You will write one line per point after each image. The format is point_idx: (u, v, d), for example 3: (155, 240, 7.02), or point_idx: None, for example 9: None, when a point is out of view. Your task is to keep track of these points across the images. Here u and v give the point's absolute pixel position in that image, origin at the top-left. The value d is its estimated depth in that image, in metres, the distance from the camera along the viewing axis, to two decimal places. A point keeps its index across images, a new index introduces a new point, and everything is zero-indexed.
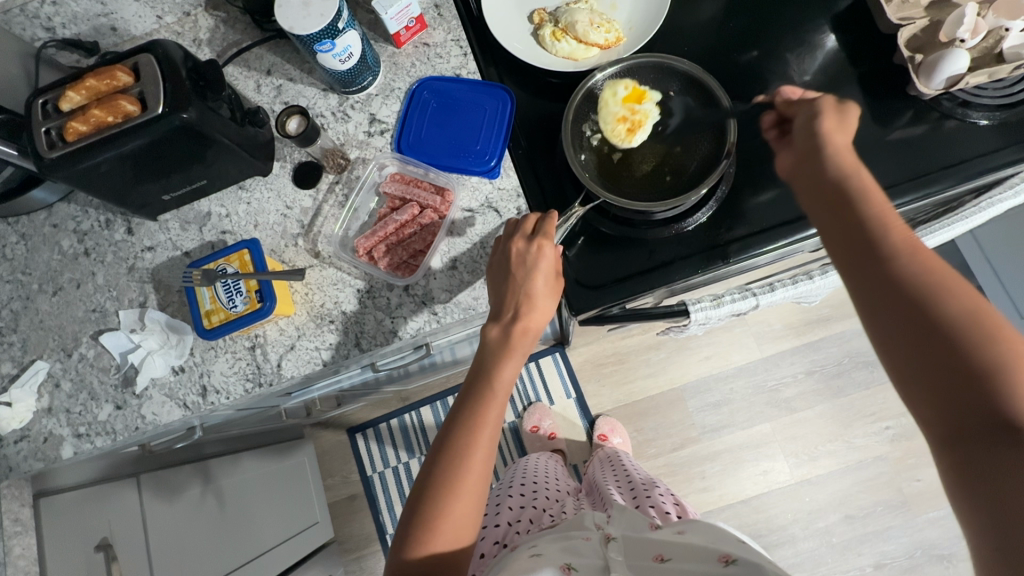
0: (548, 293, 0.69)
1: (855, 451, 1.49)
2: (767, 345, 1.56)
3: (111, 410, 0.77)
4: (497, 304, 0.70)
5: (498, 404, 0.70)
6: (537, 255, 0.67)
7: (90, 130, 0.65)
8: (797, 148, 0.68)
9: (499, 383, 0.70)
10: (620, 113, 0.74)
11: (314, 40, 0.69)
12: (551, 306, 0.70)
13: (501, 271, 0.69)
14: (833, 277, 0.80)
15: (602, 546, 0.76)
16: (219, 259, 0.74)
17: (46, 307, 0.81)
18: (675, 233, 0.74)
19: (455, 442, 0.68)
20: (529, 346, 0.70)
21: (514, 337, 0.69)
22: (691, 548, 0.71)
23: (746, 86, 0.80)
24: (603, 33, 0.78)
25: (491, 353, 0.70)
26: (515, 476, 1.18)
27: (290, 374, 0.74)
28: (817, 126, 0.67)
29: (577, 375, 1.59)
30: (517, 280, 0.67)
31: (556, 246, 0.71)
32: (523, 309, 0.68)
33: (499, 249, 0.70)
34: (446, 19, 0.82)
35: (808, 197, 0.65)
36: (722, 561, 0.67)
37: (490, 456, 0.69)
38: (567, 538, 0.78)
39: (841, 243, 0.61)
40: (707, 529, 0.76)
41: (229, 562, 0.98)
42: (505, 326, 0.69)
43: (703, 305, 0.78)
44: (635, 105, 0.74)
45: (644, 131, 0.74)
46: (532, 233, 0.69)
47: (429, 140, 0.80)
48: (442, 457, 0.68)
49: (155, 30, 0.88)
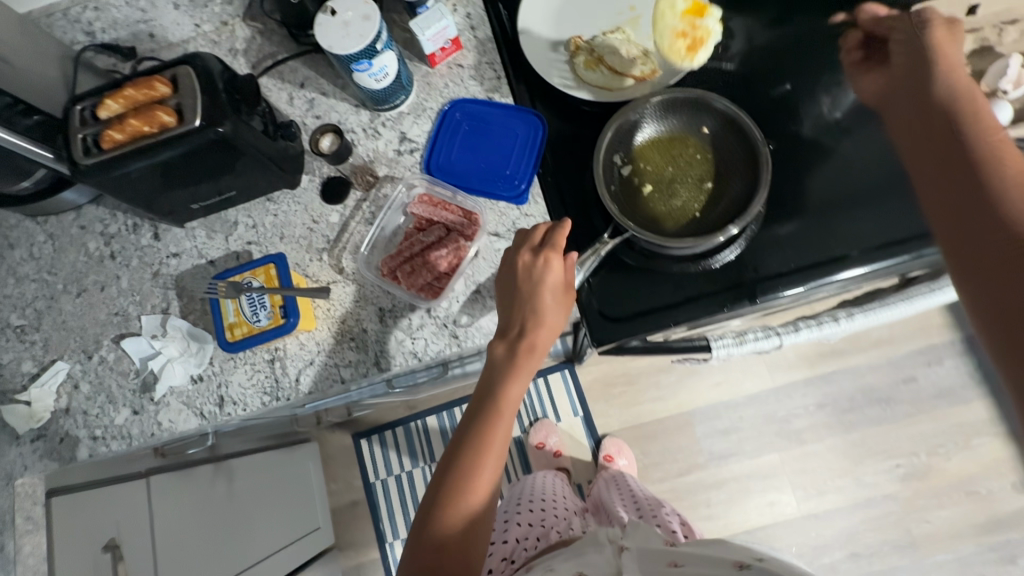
0: (557, 308, 0.68)
1: (864, 488, 1.47)
2: (780, 374, 1.54)
3: (127, 414, 0.77)
4: (504, 321, 0.69)
5: (505, 421, 0.69)
6: (543, 268, 0.67)
7: (126, 138, 0.65)
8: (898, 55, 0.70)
9: (504, 400, 0.68)
10: (679, 29, 0.76)
11: (352, 60, 0.69)
12: (560, 322, 0.69)
13: (507, 289, 0.68)
14: (859, 321, 0.78)
15: (616, 556, 0.75)
16: (244, 272, 0.75)
17: (69, 308, 0.82)
18: (702, 270, 0.74)
19: (462, 451, 0.68)
20: (535, 364, 0.69)
21: (520, 355, 0.68)
22: (707, 557, 0.70)
23: (779, 123, 0.80)
24: (639, 65, 0.78)
25: (495, 369, 0.69)
26: (521, 494, 1.17)
27: (308, 389, 0.74)
28: (924, 44, 0.67)
29: (585, 394, 1.59)
30: (524, 296, 0.67)
31: (568, 256, 0.69)
32: (529, 326, 0.67)
33: (507, 262, 0.70)
34: (482, 42, 0.83)
35: (914, 119, 0.65)
36: (738, 567, 0.67)
37: (495, 473, 0.68)
38: (580, 554, 0.77)
39: (933, 156, 0.60)
40: (724, 543, 0.74)
41: (240, 561, 0.98)
42: (510, 343, 0.68)
43: (726, 342, 0.77)
44: (696, 19, 0.76)
45: (703, 48, 0.76)
46: (540, 246, 0.69)
47: (459, 162, 0.80)
48: (455, 462, 0.68)
49: (192, 37, 0.89)
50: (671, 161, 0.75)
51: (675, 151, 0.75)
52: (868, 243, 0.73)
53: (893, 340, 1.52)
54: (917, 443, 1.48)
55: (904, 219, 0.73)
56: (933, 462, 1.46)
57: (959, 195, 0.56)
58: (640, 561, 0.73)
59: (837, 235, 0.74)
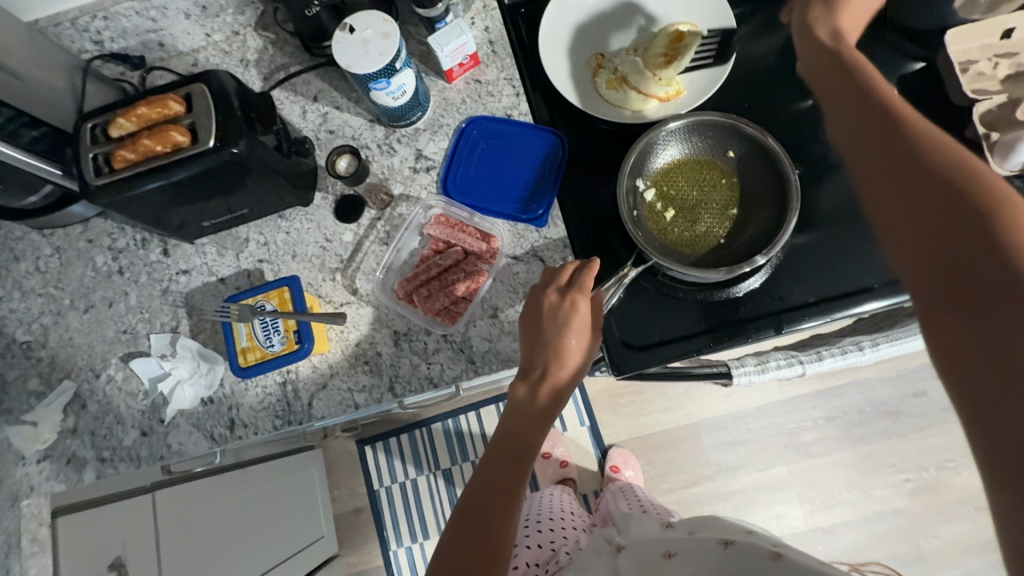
0: (580, 350, 0.67)
1: (871, 501, 1.46)
2: (789, 387, 1.53)
3: (136, 436, 0.75)
4: (526, 361, 0.68)
5: (524, 463, 0.68)
6: (570, 310, 0.65)
7: (138, 158, 0.64)
8: (815, 46, 0.66)
9: (525, 443, 0.68)
10: (659, 56, 0.75)
11: (370, 79, 0.67)
12: (582, 364, 0.67)
13: (531, 327, 0.67)
14: (884, 349, 0.75)
15: (614, 556, 0.80)
16: (257, 295, 0.73)
17: (76, 324, 0.80)
18: (726, 298, 0.72)
19: (484, 481, 0.67)
20: (556, 408, 0.68)
21: (542, 398, 0.67)
22: (694, 538, 0.75)
23: (803, 144, 0.78)
24: (664, 85, 0.76)
25: (518, 411, 0.68)
26: (528, 513, 1.16)
27: (320, 414, 0.73)
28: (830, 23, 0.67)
29: (592, 404, 1.57)
30: (548, 336, 0.65)
31: (594, 296, 0.68)
32: (553, 369, 0.66)
33: (531, 300, 0.68)
34: (500, 56, 0.80)
35: (825, 87, 0.63)
36: (721, 543, 0.71)
37: (512, 521, 0.66)
38: (579, 561, 0.82)
39: (848, 119, 0.59)
40: (715, 522, 0.78)
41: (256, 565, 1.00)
42: (532, 385, 0.67)
43: (746, 370, 0.74)
44: (675, 44, 0.74)
45: (682, 62, 0.74)
46: (567, 286, 0.67)
47: (476, 181, 0.78)
48: (477, 507, 0.66)
49: (202, 47, 0.87)
50: (695, 186, 0.73)
51: (700, 175, 0.73)
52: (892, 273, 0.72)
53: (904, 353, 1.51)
54: (926, 457, 1.47)
55: None
56: (942, 477, 1.45)
57: (875, 155, 0.54)
58: (637, 557, 0.78)
59: (857, 264, 0.73)
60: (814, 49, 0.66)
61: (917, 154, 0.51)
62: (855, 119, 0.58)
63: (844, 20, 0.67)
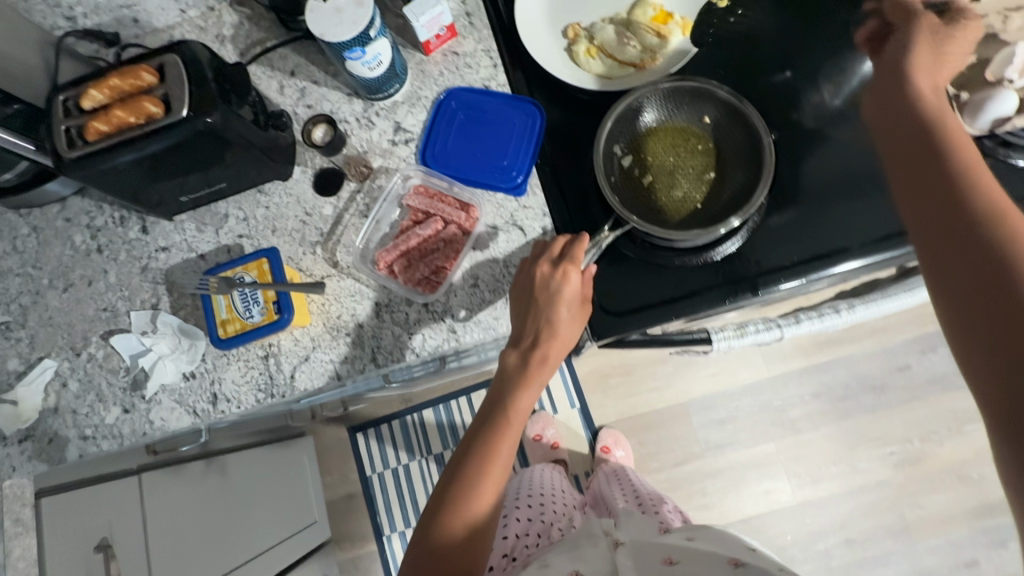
0: (570, 320, 0.68)
1: (857, 474, 1.48)
2: (775, 364, 1.55)
3: (118, 413, 0.75)
4: (517, 329, 0.69)
5: (512, 431, 0.69)
6: (562, 281, 0.66)
7: (111, 130, 0.63)
8: (902, 95, 0.60)
9: (513, 411, 0.69)
10: (643, 29, 0.78)
11: (344, 47, 0.67)
12: (572, 334, 0.69)
13: (522, 296, 0.68)
14: (859, 313, 0.77)
15: (611, 551, 0.79)
16: (236, 266, 0.73)
17: (56, 303, 0.80)
18: (704, 263, 0.73)
19: (471, 451, 0.68)
20: (545, 375, 0.69)
21: (532, 364, 0.68)
22: (701, 552, 0.75)
23: (780, 112, 0.79)
24: (638, 53, 0.78)
25: (507, 378, 0.69)
26: (518, 488, 1.16)
27: (303, 386, 0.73)
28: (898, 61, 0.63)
29: (582, 385, 1.58)
30: (540, 305, 0.66)
31: (584, 269, 0.69)
32: (543, 336, 0.67)
33: (523, 271, 0.69)
34: (477, 28, 0.80)
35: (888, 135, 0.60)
36: (732, 564, 0.71)
37: (500, 485, 0.68)
38: (574, 549, 0.81)
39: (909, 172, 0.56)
40: (717, 536, 0.80)
41: (243, 551, 1.00)
42: (523, 352, 0.68)
43: (727, 334, 0.76)
44: (661, 25, 0.77)
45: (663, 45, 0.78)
46: (559, 257, 0.68)
47: (454, 152, 0.78)
48: (461, 478, 0.67)
49: (178, 23, 0.86)
50: (673, 151, 0.74)
51: (676, 140, 0.74)
52: (868, 236, 0.73)
53: (888, 328, 1.53)
54: (910, 430, 1.49)
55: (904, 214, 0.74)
56: (926, 448, 1.48)
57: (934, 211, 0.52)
58: (637, 558, 0.78)
59: (835, 228, 0.74)
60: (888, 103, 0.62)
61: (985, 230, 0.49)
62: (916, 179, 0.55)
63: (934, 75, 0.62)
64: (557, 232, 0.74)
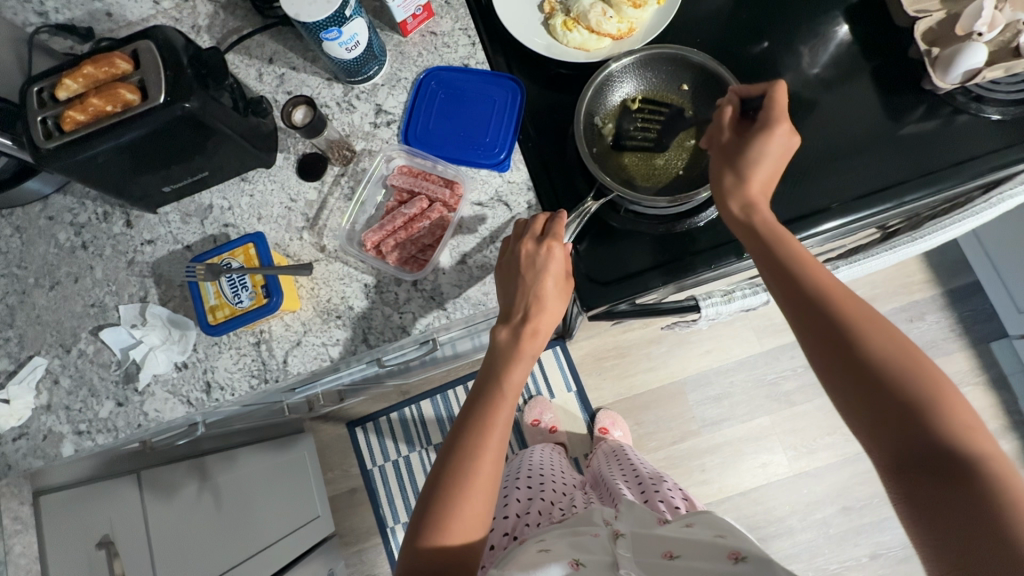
0: (558, 295, 0.68)
1: (852, 443, 1.50)
2: (767, 338, 1.56)
3: (112, 406, 0.75)
4: (506, 305, 0.69)
5: (507, 404, 0.69)
6: (546, 256, 0.66)
7: (88, 119, 0.63)
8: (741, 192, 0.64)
9: (508, 386, 0.69)
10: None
11: (320, 28, 0.67)
12: (560, 308, 0.69)
13: (509, 271, 0.68)
14: (845, 271, 0.76)
15: (611, 542, 0.78)
16: (222, 254, 0.73)
17: (43, 301, 0.79)
18: (688, 228, 0.74)
19: (466, 432, 0.68)
20: (539, 349, 0.69)
21: (524, 339, 0.68)
22: (701, 544, 0.73)
23: (758, 79, 0.80)
24: (616, 23, 0.77)
25: (500, 355, 0.69)
26: (518, 468, 1.19)
27: (295, 370, 0.73)
28: (721, 162, 0.66)
29: (577, 367, 1.58)
30: (527, 282, 0.67)
31: (567, 244, 0.70)
32: (532, 311, 0.67)
33: (507, 250, 0.70)
34: (454, 7, 0.80)
35: (740, 227, 0.65)
36: (732, 560, 0.69)
37: (498, 456, 0.68)
38: (576, 534, 0.81)
39: (773, 265, 0.61)
40: (712, 519, 0.80)
41: (243, 553, 0.98)
42: (513, 327, 0.68)
43: (714, 300, 0.74)
44: None
45: (641, 12, 0.77)
46: (542, 234, 0.68)
47: (437, 131, 0.78)
48: (451, 463, 0.67)
49: (152, 16, 0.86)
50: (647, 123, 0.75)
51: (652, 112, 0.76)
52: (848, 195, 0.75)
53: None
54: None
55: (882, 171, 0.75)
56: None
57: (802, 303, 0.59)
58: (637, 547, 0.76)
59: (816, 188, 0.75)
60: (732, 218, 0.65)
61: (831, 315, 0.58)
62: (777, 270, 0.61)
63: (753, 186, 0.63)
64: (543, 208, 0.74)
